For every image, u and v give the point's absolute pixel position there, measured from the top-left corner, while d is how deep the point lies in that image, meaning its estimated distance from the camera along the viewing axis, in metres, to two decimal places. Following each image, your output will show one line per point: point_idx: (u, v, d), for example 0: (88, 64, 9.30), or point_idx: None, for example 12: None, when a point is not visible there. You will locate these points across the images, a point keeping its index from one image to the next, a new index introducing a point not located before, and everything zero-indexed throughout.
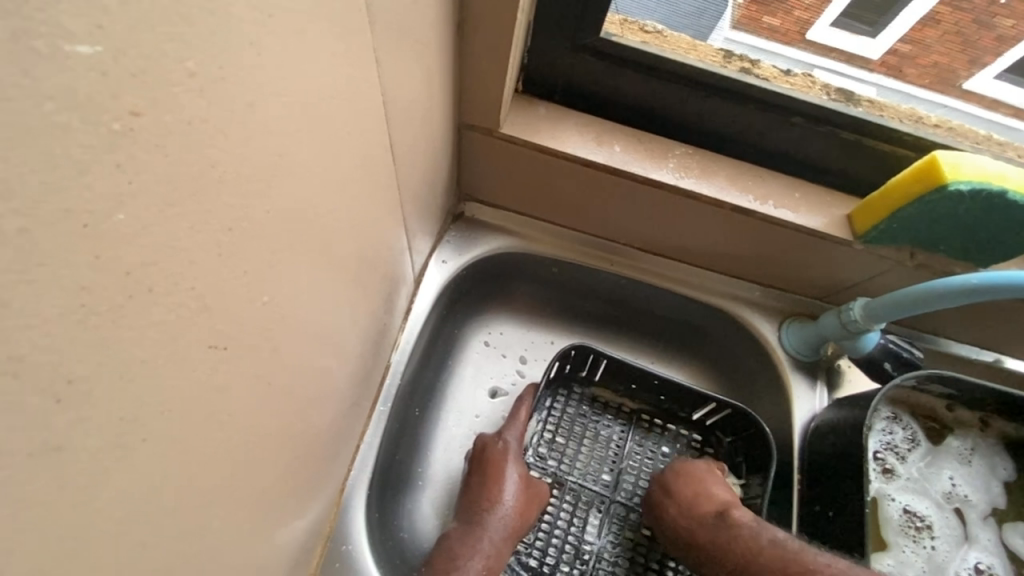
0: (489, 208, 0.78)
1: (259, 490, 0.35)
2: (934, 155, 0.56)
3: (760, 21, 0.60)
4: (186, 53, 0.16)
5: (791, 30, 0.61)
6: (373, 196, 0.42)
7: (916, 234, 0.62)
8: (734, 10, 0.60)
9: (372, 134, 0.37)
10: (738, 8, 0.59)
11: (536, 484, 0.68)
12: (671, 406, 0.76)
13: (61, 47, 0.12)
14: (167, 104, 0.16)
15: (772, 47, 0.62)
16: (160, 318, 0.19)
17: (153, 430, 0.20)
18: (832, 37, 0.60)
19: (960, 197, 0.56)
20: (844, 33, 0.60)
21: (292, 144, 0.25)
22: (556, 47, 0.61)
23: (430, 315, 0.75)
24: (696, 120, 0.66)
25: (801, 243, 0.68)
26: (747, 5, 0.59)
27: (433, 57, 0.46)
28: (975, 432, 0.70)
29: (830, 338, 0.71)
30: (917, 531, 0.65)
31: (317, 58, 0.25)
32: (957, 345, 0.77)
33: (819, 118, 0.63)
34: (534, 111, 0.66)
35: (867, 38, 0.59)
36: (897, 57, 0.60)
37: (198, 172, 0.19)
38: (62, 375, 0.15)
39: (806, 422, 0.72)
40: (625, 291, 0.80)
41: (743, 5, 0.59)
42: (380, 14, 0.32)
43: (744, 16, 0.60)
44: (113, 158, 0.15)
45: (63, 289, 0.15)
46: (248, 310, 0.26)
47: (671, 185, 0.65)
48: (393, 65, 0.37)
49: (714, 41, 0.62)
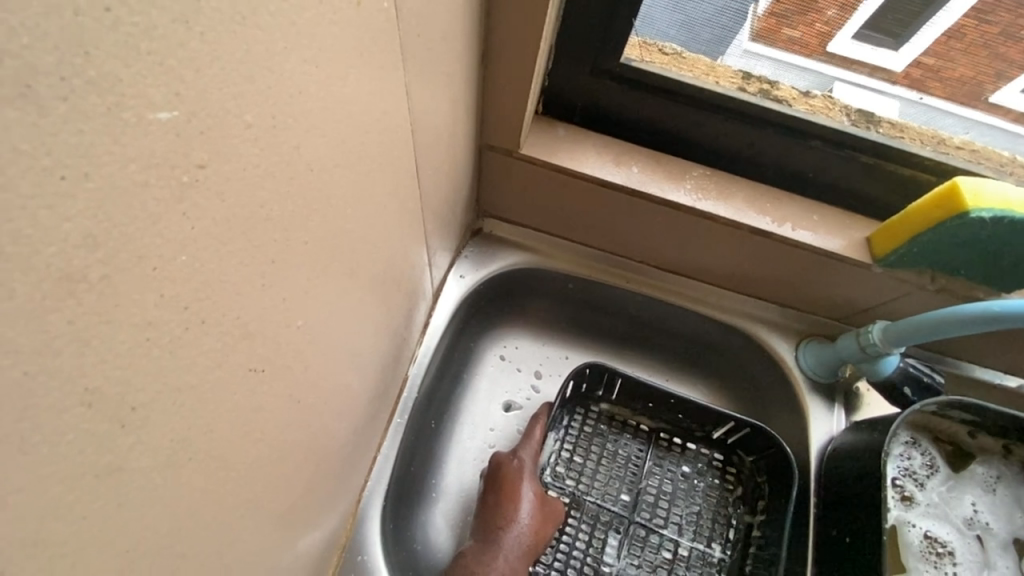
0: (507, 224, 0.80)
1: (285, 502, 0.37)
2: (955, 181, 0.56)
3: (779, 33, 0.60)
4: (244, 108, 0.18)
5: (812, 42, 0.60)
6: (398, 219, 0.43)
7: (938, 259, 0.61)
8: (752, 23, 0.60)
9: (401, 160, 0.38)
10: (757, 21, 0.59)
11: (552, 503, 0.69)
12: (689, 425, 0.76)
13: (145, 115, 0.14)
14: (227, 155, 0.18)
15: (793, 58, 0.62)
16: (210, 346, 0.20)
17: (197, 450, 0.22)
18: (855, 49, 0.60)
19: (982, 223, 0.55)
20: (866, 46, 0.59)
21: (329, 179, 0.27)
22: (576, 71, 0.62)
23: (447, 329, 0.76)
24: (713, 142, 0.66)
25: (820, 264, 0.68)
26: (766, 18, 0.59)
27: (458, 86, 0.47)
28: (998, 459, 0.69)
29: (849, 361, 0.71)
30: (937, 557, 0.64)
31: (356, 97, 0.27)
32: (980, 369, 0.75)
33: (838, 142, 0.63)
34: (553, 133, 0.67)
35: (890, 52, 0.59)
36: (920, 70, 0.59)
37: (249, 214, 0.20)
38: (126, 404, 0.17)
39: (824, 445, 0.72)
40: (640, 309, 0.81)
41: (764, 17, 0.59)
42: (413, 49, 0.33)
43: (763, 28, 0.60)
44: (181, 207, 0.16)
45: (133, 326, 0.16)
46: (285, 333, 0.27)
47: (687, 207, 0.65)
48: (422, 93, 0.38)
49: (732, 55, 0.63)
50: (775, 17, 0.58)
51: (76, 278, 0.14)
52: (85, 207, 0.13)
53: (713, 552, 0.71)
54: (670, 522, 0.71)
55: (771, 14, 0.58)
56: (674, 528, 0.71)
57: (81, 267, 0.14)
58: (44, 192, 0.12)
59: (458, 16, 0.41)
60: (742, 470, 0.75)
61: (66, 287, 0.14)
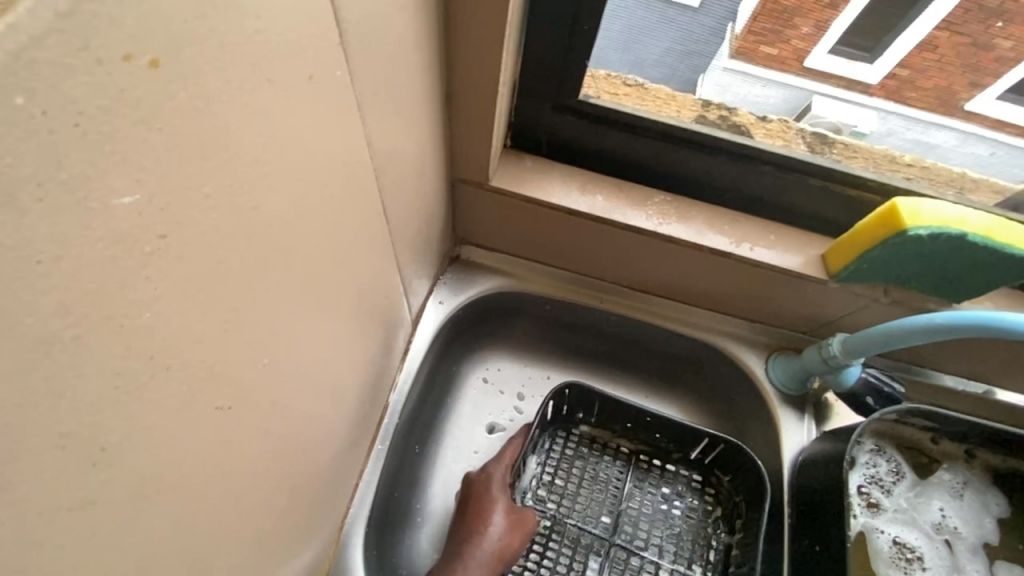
0: (484, 251, 0.83)
1: (261, 530, 0.39)
2: (894, 202, 0.59)
3: (758, 50, 0.61)
4: (202, 181, 0.21)
5: (790, 57, 0.62)
6: (368, 256, 0.46)
7: (888, 274, 0.65)
8: (731, 42, 0.61)
9: (366, 203, 0.41)
10: (736, 40, 0.61)
11: (520, 513, 0.70)
12: (667, 445, 0.78)
13: (110, 202, 0.17)
14: (188, 224, 0.21)
15: (772, 74, 0.63)
16: (175, 390, 0.23)
17: (166, 483, 0.24)
18: (832, 63, 0.62)
19: (922, 240, 0.59)
20: (842, 60, 0.61)
21: (290, 229, 0.30)
22: (540, 107, 0.66)
23: (428, 353, 0.78)
24: (673, 170, 0.70)
25: (780, 282, 0.71)
26: (744, 37, 0.60)
27: (423, 128, 0.51)
28: (963, 464, 0.71)
29: (814, 373, 0.74)
30: (907, 563, 0.66)
31: (314, 155, 0.30)
32: (946, 377, 0.78)
33: (787, 166, 0.66)
34: (521, 165, 0.71)
35: (867, 64, 0.61)
36: (896, 81, 0.61)
37: (209, 270, 0.23)
38: (97, 444, 0.19)
39: (795, 456, 0.74)
40: (616, 328, 0.84)
41: (742, 36, 0.60)
42: (371, 103, 0.36)
43: (742, 46, 0.61)
44: (144, 272, 0.19)
45: (102, 377, 0.19)
46: (251, 370, 0.29)
47: (650, 231, 0.69)
48: (385, 140, 0.41)
49: (713, 71, 0.64)
50: (754, 35, 0.60)
51: (50, 341, 0.16)
52: (58, 283, 0.16)
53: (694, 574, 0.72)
54: (650, 544, 0.73)
55: (750, 32, 0.60)
56: (654, 550, 0.73)
57: (55, 332, 0.16)
58: (25, 275, 0.15)
59: (419, 67, 0.44)
60: (721, 490, 0.77)
61: (42, 349, 0.16)
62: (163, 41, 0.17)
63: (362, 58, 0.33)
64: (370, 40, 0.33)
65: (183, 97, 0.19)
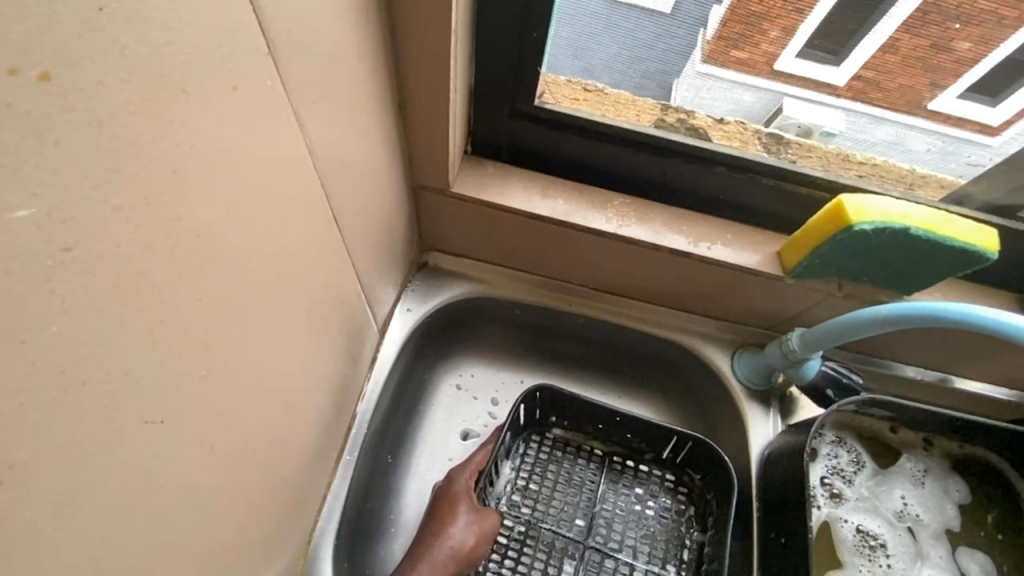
0: (452, 257, 0.84)
1: (211, 548, 0.38)
2: (840, 199, 0.61)
3: (728, 54, 0.61)
4: (111, 194, 0.21)
5: (759, 61, 0.61)
6: (322, 265, 0.46)
7: (840, 268, 0.67)
8: (702, 48, 0.61)
9: (315, 212, 0.41)
10: (707, 45, 0.61)
11: (485, 516, 0.69)
12: (640, 446, 0.78)
13: (2, 215, 0.17)
14: (99, 236, 0.21)
15: (740, 76, 0.63)
16: (94, 405, 0.22)
17: (91, 500, 0.24)
18: (799, 67, 0.61)
19: (868, 235, 0.60)
20: (809, 64, 0.60)
21: (225, 239, 0.29)
22: (497, 114, 0.66)
23: (397, 361, 0.78)
24: (631, 172, 0.71)
25: (739, 279, 0.72)
26: (715, 41, 0.60)
27: (375, 136, 0.51)
28: (922, 452, 0.73)
29: (777, 368, 0.75)
30: (871, 550, 0.67)
31: (247, 165, 0.30)
32: (904, 367, 0.80)
33: (740, 166, 0.68)
34: (482, 171, 0.71)
35: (832, 67, 0.60)
36: (862, 82, 0.60)
37: (129, 281, 0.23)
38: (3, 461, 0.19)
39: (762, 449, 0.76)
40: (586, 330, 0.85)
41: (713, 41, 0.60)
42: (309, 112, 0.36)
43: (713, 51, 0.61)
44: (48, 285, 0.19)
45: (5, 392, 0.18)
46: (187, 384, 0.29)
47: (611, 233, 0.70)
48: (330, 150, 0.41)
49: (686, 75, 0.65)
50: (723, 39, 0.60)
51: None
52: None
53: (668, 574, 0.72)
54: (624, 545, 0.72)
55: (719, 37, 0.59)
56: (629, 551, 0.72)
57: None
58: None
59: (364, 77, 0.45)
60: (694, 489, 0.76)
61: None
62: (54, 55, 0.17)
63: (294, 68, 0.33)
64: (302, 49, 0.33)
65: (81, 109, 0.19)
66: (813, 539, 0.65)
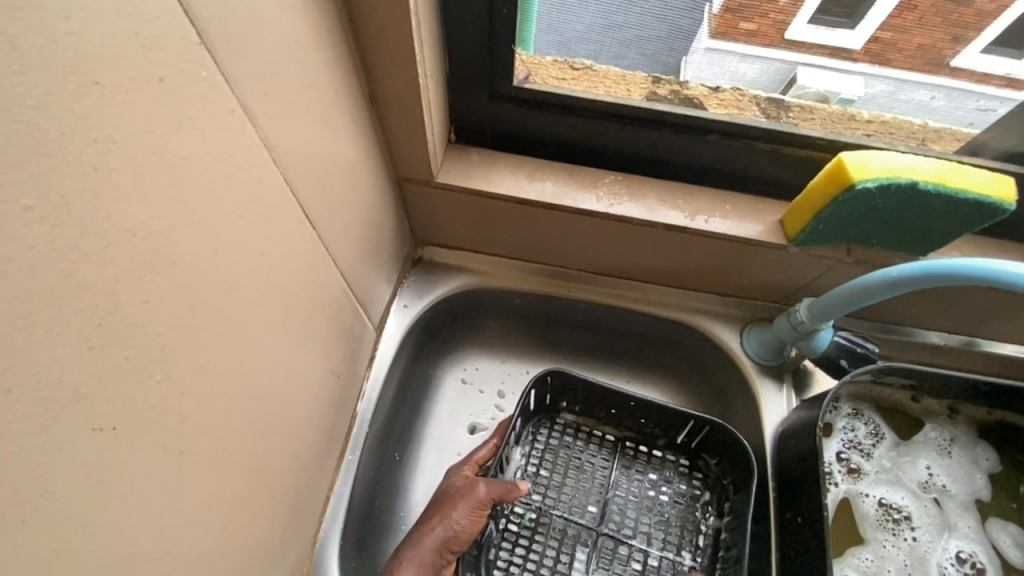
0: (447, 250, 0.83)
1: (195, 553, 0.38)
2: (840, 157, 0.58)
3: (737, 27, 0.58)
4: (17, 193, 0.20)
5: (769, 32, 0.58)
6: (298, 263, 0.45)
7: (846, 231, 0.63)
8: (710, 21, 0.58)
9: (282, 210, 0.40)
10: (714, 18, 0.58)
11: (472, 489, 0.64)
12: (651, 431, 0.76)
13: None
14: (9, 238, 0.20)
15: (752, 49, 0.60)
16: (25, 413, 0.22)
17: (35, 510, 0.23)
18: (812, 34, 0.57)
19: (871, 194, 0.57)
20: (823, 29, 0.57)
21: (173, 240, 0.29)
22: (476, 99, 0.65)
23: (398, 358, 0.77)
24: (620, 148, 0.68)
25: (741, 251, 0.70)
26: (722, 14, 0.57)
27: (346, 130, 0.50)
28: (945, 420, 0.69)
29: (788, 342, 0.72)
30: (895, 523, 0.64)
31: (191, 161, 0.29)
32: (926, 334, 0.76)
33: (734, 133, 0.65)
34: (467, 159, 0.70)
35: (848, 31, 0.56)
36: (880, 45, 0.57)
37: (51, 285, 0.22)
38: None
39: (777, 427, 0.73)
40: (589, 315, 0.83)
41: (719, 15, 0.57)
42: (260, 106, 0.35)
43: (721, 24, 0.58)
44: None
45: None
46: (142, 389, 0.28)
47: (602, 213, 0.68)
48: (293, 146, 0.41)
49: (694, 52, 0.62)
50: (729, 13, 0.57)
51: None
52: None
53: (683, 560, 0.69)
54: (638, 532, 0.70)
55: (726, 10, 0.57)
56: (642, 538, 0.70)
57: None
58: None
59: (325, 67, 0.43)
60: (710, 475, 0.74)
61: None
62: None
63: (235, 58, 0.32)
64: (242, 38, 0.32)
65: None
66: (829, 516, 0.62)
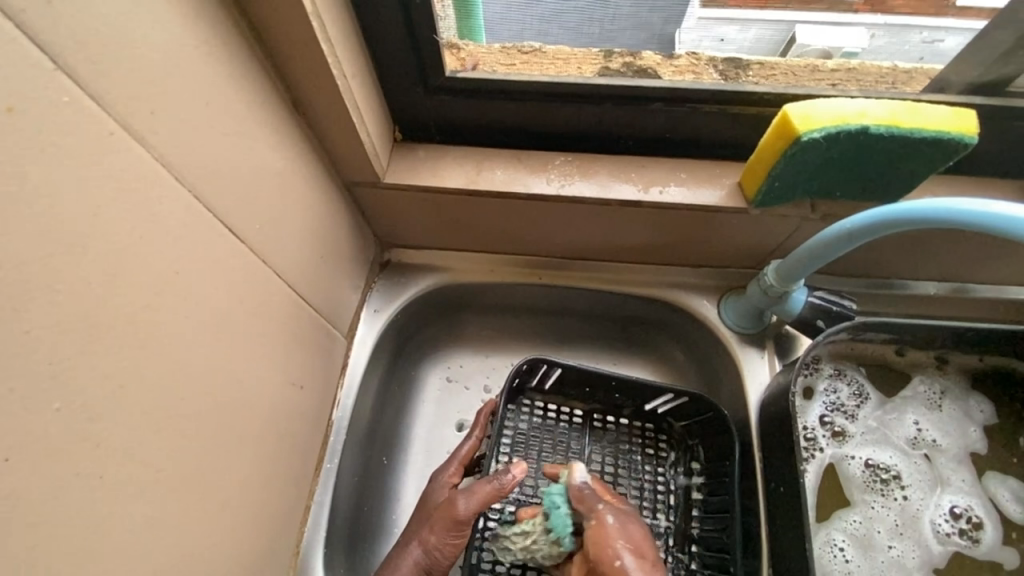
0: (413, 250, 0.82)
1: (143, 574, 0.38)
2: (785, 110, 0.55)
3: None
4: None
5: None
6: (228, 279, 0.45)
7: (808, 186, 0.61)
8: None
9: (196, 228, 0.40)
10: None
11: (453, 508, 0.61)
12: (621, 402, 0.74)
13: None
14: None
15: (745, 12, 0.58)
16: None
17: None
18: None
19: (820, 144, 0.54)
20: None
21: (52, 269, 0.29)
22: (413, 95, 0.64)
23: (375, 361, 0.77)
24: (567, 127, 0.67)
25: (702, 219, 0.68)
26: None
27: (269, 142, 0.50)
28: (934, 371, 0.66)
29: (763, 308, 0.70)
30: (884, 484, 0.62)
31: (66, 188, 0.29)
32: (911, 284, 0.73)
33: (677, 98, 0.62)
34: (414, 156, 0.69)
35: None
36: None
37: None
38: None
39: (761, 396, 0.71)
40: (563, 300, 0.82)
41: None
42: (149, 127, 0.35)
43: None
44: None
45: None
46: (36, 418, 0.29)
47: (552, 195, 0.66)
48: (201, 162, 0.40)
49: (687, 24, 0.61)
50: None
51: None
52: None
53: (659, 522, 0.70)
54: None
55: None
56: None
57: None
58: None
59: (231, 81, 0.43)
60: (674, 435, 0.74)
61: None
62: None
63: (107, 81, 0.32)
64: (112, 59, 0.32)
65: None
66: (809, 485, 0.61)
